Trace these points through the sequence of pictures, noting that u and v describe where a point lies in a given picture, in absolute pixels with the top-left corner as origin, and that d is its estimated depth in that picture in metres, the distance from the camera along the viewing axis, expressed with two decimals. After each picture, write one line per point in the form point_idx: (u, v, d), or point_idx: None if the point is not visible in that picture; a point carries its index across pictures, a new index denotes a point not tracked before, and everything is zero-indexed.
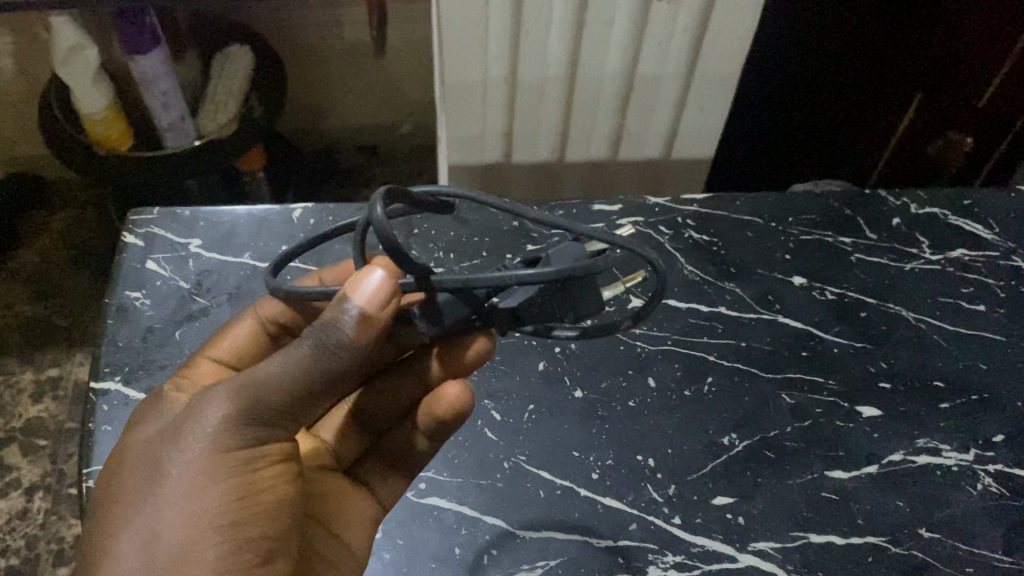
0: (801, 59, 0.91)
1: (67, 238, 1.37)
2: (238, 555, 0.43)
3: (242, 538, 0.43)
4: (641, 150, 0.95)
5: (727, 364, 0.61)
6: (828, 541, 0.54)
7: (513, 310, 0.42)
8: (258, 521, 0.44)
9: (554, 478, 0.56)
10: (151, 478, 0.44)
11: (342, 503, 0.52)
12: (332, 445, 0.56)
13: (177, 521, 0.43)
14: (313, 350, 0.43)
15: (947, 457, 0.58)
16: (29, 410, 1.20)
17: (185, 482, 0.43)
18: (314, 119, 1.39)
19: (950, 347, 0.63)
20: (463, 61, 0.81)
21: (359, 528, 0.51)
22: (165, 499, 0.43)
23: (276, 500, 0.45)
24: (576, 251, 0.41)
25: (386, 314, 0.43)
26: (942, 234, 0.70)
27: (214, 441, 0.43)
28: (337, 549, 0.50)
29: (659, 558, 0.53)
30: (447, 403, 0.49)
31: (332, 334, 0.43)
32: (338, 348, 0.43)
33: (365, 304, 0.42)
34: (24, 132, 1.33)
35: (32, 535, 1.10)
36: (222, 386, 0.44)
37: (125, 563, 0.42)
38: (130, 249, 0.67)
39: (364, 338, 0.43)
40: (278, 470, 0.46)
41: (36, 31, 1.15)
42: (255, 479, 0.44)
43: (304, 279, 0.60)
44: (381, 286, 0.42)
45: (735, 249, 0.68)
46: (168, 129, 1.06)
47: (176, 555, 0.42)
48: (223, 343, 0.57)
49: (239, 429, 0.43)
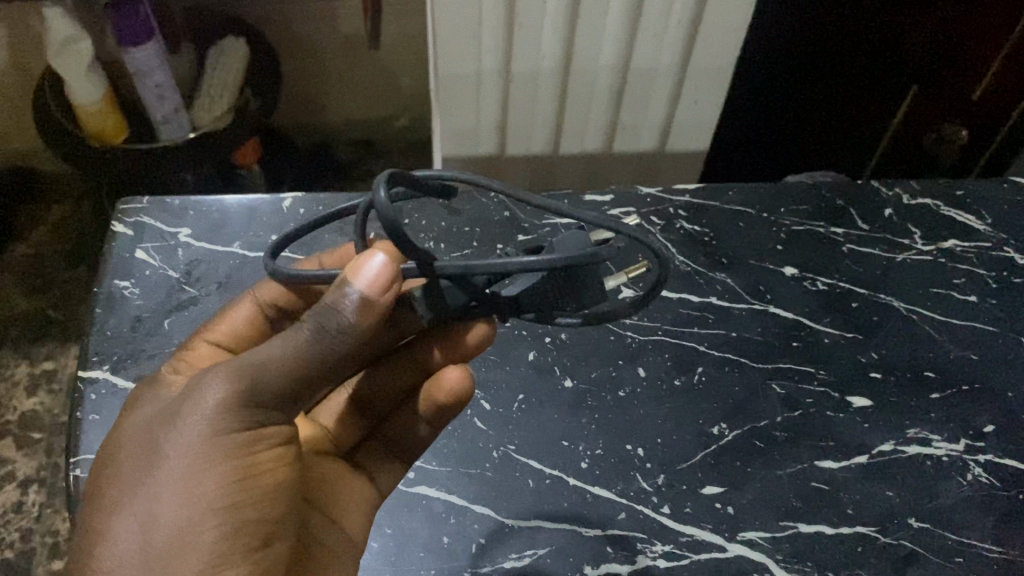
0: (794, 54, 0.91)
1: (61, 231, 1.36)
2: (238, 537, 0.43)
3: (242, 520, 0.43)
4: (636, 142, 0.95)
5: (717, 354, 0.61)
6: (818, 531, 0.54)
7: (516, 298, 0.43)
8: (257, 504, 0.44)
9: (544, 467, 0.56)
10: (149, 460, 0.44)
11: (342, 489, 0.52)
12: (332, 432, 0.56)
13: (175, 503, 0.42)
14: (314, 333, 0.43)
15: (937, 447, 0.58)
16: (24, 403, 1.20)
17: (183, 464, 0.43)
18: (310, 112, 1.39)
19: (942, 338, 0.63)
20: (457, 53, 0.81)
21: (357, 515, 0.51)
22: (162, 481, 0.43)
23: (275, 483, 0.45)
24: (581, 240, 0.42)
25: (387, 300, 0.43)
26: (934, 224, 0.70)
27: (213, 422, 0.43)
28: (336, 531, 0.50)
29: (648, 548, 0.53)
30: (447, 388, 0.49)
31: (333, 318, 0.43)
32: (339, 332, 0.43)
33: (365, 288, 0.42)
34: (18, 125, 1.32)
35: (26, 528, 1.10)
36: (221, 368, 0.44)
37: (123, 545, 0.42)
38: (120, 238, 0.67)
39: (364, 322, 0.43)
40: (277, 453, 0.45)
41: (29, 24, 1.14)
42: (255, 461, 0.44)
43: (305, 263, 0.61)
44: (382, 271, 0.43)
45: (728, 240, 0.68)
46: (162, 122, 1.05)
47: (174, 537, 0.42)
48: (222, 328, 0.57)
49: (238, 411, 0.43)
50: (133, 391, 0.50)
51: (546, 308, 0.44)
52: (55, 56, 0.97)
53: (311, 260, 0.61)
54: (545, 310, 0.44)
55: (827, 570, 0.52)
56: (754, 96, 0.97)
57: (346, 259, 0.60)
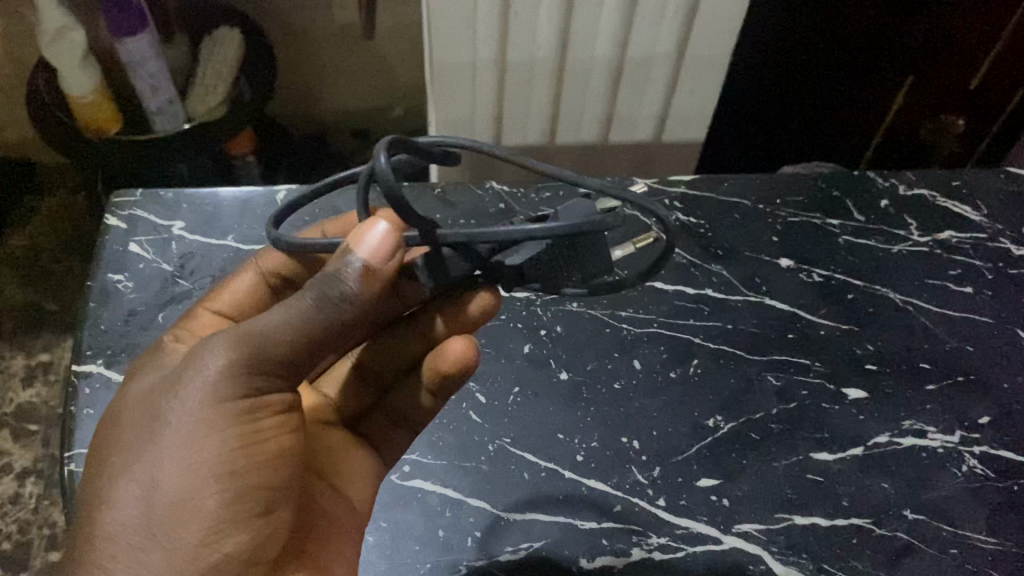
0: (795, 51, 0.92)
1: (57, 222, 1.36)
2: (240, 504, 0.43)
3: (243, 487, 0.43)
4: (631, 132, 0.95)
5: (713, 346, 0.61)
6: (813, 524, 0.54)
7: (520, 268, 0.42)
8: (259, 470, 0.44)
9: (539, 460, 0.56)
10: (151, 428, 0.44)
11: (343, 460, 0.53)
12: (334, 401, 0.57)
13: (177, 471, 0.42)
14: (316, 301, 0.42)
15: (932, 439, 0.58)
16: (20, 394, 1.20)
17: (184, 432, 0.43)
18: (305, 102, 1.38)
19: (938, 329, 0.63)
20: (453, 42, 0.80)
21: (360, 484, 0.52)
22: (164, 448, 0.43)
23: (278, 451, 0.45)
24: (586, 208, 0.41)
25: (389, 268, 0.42)
26: (929, 215, 0.70)
27: (214, 390, 0.43)
28: (338, 501, 0.50)
29: (643, 541, 0.53)
30: (450, 359, 0.49)
31: (335, 286, 0.42)
32: (340, 300, 0.42)
33: (369, 257, 0.42)
34: (13, 116, 1.31)
35: (24, 519, 1.10)
36: (221, 336, 0.44)
37: (126, 512, 0.42)
38: (112, 231, 0.66)
39: (368, 289, 0.42)
40: (279, 420, 0.45)
41: (21, 14, 1.13)
42: (257, 428, 0.44)
43: (306, 233, 0.61)
44: (384, 239, 0.42)
45: (724, 232, 0.68)
46: (156, 113, 1.04)
47: (176, 504, 0.42)
48: (223, 295, 0.57)
49: (238, 378, 0.43)
50: (136, 360, 0.51)
51: (552, 277, 0.43)
52: (49, 46, 0.96)
53: (312, 229, 0.60)
54: (549, 279, 0.43)
55: (823, 562, 0.52)
56: (747, 90, 0.97)
57: (348, 229, 0.59)
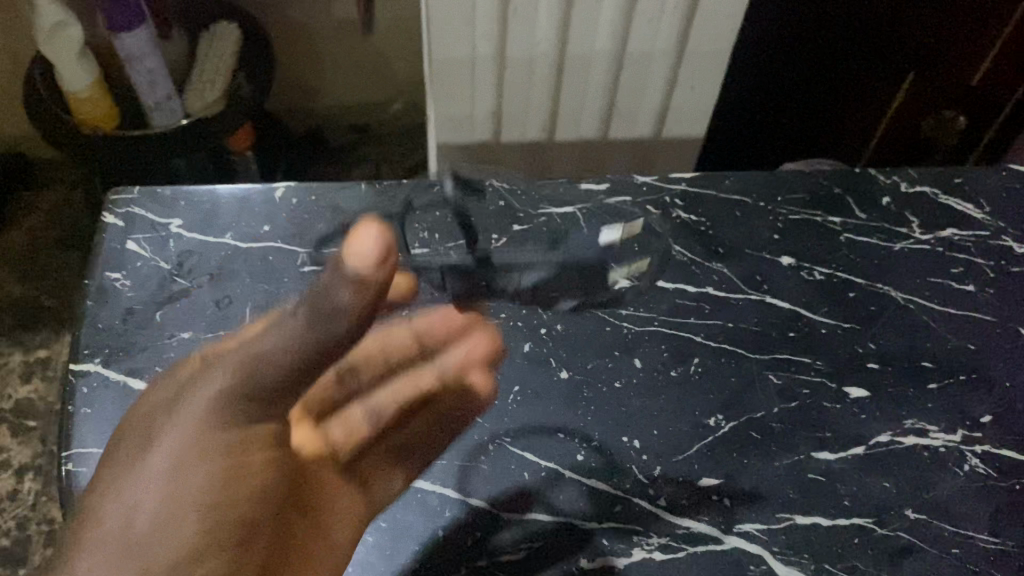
0: (794, 39, 0.92)
1: (55, 218, 1.35)
2: (215, 532, 0.45)
3: (220, 517, 0.46)
4: (631, 128, 0.94)
5: (714, 344, 0.61)
6: (814, 523, 0.54)
7: None
8: (239, 503, 0.46)
9: (539, 459, 0.55)
10: (145, 450, 0.47)
11: (332, 500, 0.51)
12: (335, 375, 0.56)
13: (161, 492, 0.45)
14: (308, 320, 0.49)
15: (934, 438, 0.57)
16: (18, 390, 1.19)
17: (173, 456, 0.46)
18: (303, 98, 1.38)
19: (939, 328, 0.63)
20: (452, 38, 0.80)
21: (344, 528, 0.51)
22: (153, 470, 0.46)
23: (259, 486, 0.48)
24: None
25: (382, 273, 0.50)
26: (931, 212, 0.69)
27: (207, 415, 0.47)
28: (320, 543, 0.50)
29: (644, 540, 0.53)
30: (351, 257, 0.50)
31: (327, 298, 0.49)
32: (337, 308, 0.49)
33: (355, 262, 0.50)
34: (10, 112, 1.31)
35: (22, 515, 1.10)
36: (221, 365, 0.49)
37: (104, 530, 0.44)
38: (110, 229, 0.66)
39: (360, 300, 0.50)
40: (267, 455, 0.49)
41: (19, 10, 1.12)
42: (244, 458, 0.47)
43: None
44: (372, 247, 0.50)
45: (725, 230, 0.68)
46: (154, 108, 1.04)
47: (155, 524, 0.45)
48: None
49: (229, 403, 0.48)
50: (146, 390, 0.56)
51: None
52: (46, 42, 0.96)
53: None
54: None
55: (824, 562, 0.52)
56: (747, 82, 0.97)
57: None
